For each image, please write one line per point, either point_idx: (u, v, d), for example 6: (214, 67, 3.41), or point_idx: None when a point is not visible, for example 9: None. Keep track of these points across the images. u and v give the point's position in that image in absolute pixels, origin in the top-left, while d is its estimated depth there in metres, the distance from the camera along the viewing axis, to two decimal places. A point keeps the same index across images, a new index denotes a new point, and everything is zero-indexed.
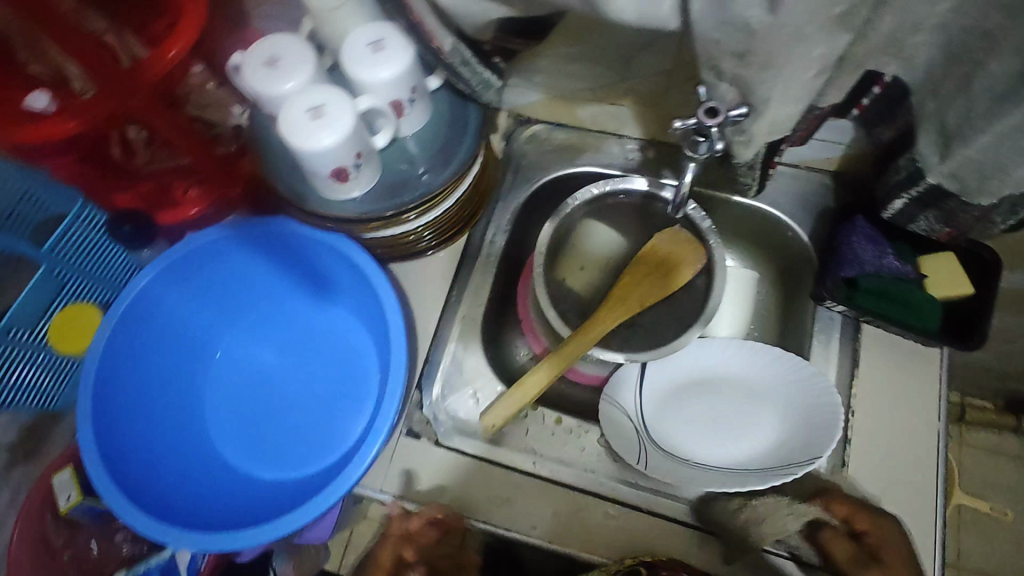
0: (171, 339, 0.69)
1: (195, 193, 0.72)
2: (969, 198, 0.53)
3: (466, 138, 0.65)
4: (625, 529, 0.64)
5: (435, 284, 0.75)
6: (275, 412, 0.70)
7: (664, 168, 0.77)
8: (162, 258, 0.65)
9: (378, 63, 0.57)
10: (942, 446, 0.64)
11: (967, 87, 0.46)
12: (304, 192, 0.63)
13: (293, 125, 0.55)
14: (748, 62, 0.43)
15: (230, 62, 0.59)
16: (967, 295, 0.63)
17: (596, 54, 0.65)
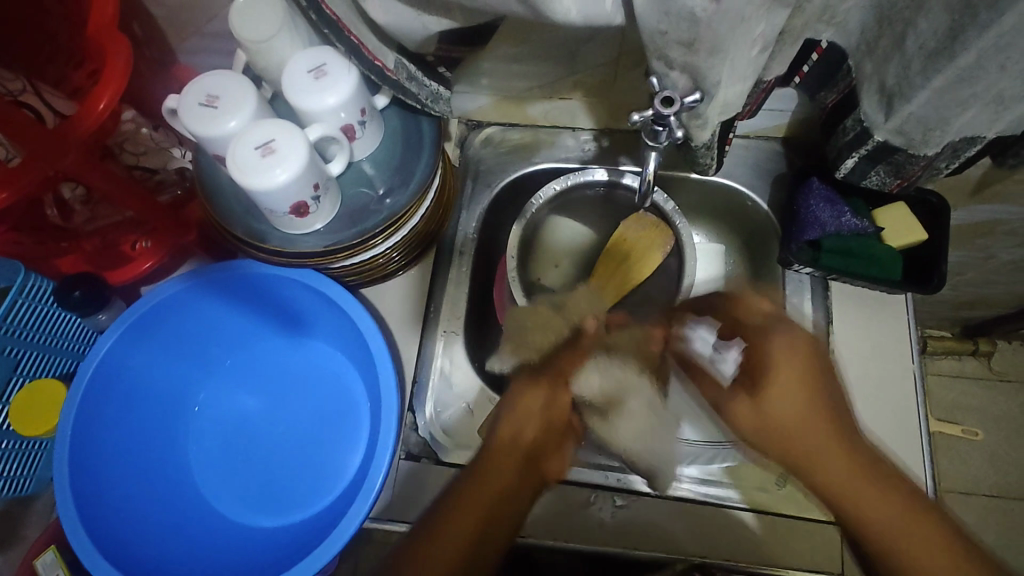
0: (143, 400, 0.66)
1: (145, 245, 0.70)
2: (914, 150, 0.55)
3: (424, 153, 0.64)
4: (639, 518, 0.64)
5: (411, 302, 0.74)
6: (265, 458, 0.68)
7: (622, 155, 0.78)
8: (121, 319, 0.62)
9: (324, 90, 0.55)
10: (919, 386, 0.67)
11: (901, 47, 0.48)
12: (263, 231, 0.61)
13: (242, 164, 0.53)
14: (696, 49, 0.44)
15: (165, 106, 0.56)
16: (922, 241, 0.66)
17: (539, 53, 0.65)
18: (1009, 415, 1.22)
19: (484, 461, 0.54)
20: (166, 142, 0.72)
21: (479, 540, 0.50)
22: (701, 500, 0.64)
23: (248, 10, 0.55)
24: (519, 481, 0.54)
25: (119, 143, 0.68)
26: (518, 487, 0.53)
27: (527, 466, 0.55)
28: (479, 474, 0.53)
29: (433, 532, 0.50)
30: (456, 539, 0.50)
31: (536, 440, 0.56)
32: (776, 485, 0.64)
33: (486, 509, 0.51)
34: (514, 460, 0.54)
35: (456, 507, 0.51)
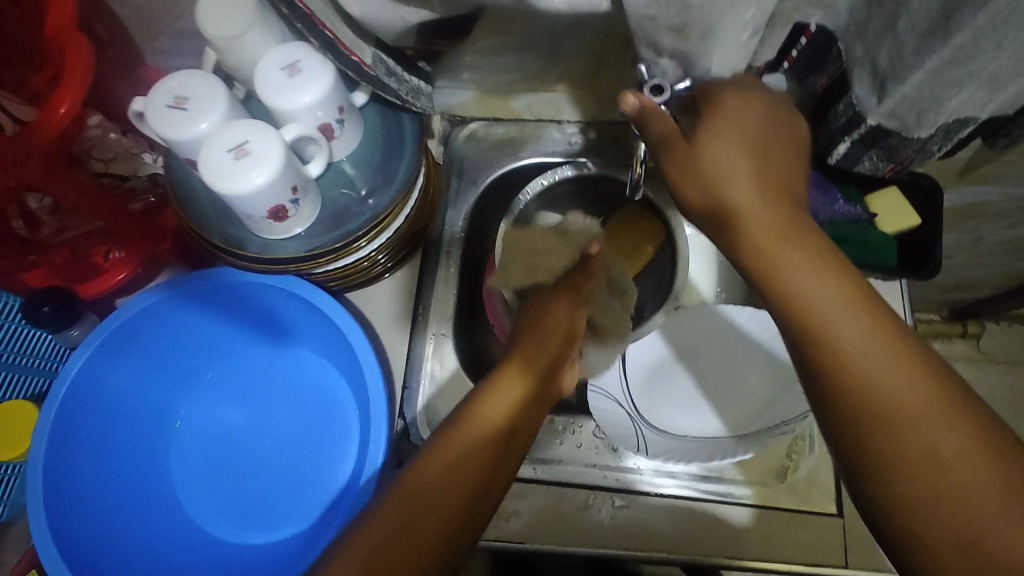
0: (122, 417, 0.63)
1: (118, 255, 0.67)
2: (908, 132, 0.54)
3: (406, 150, 0.62)
4: (640, 517, 0.63)
5: (398, 306, 0.72)
6: (252, 473, 0.65)
7: (609, 149, 0.76)
8: (94, 335, 0.59)
9: (299, 88, 0.53)
10: None
11: (893, 27, 0.47)
12: (241, 237, 0.59)
13: (215, 168, 0.50)
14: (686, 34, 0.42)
15: (131, 110, 0.54)
16: (916, 225, 0.65)
17: (521, 44, 0.63)
18: (1000, 395, 1.22)
19: (481, 400, 0.51)
20: (135, 148, 0.68)
21: (471, 489, 0.45)
22: (700, 497, 0.63)
23: (214, 6, 0.52)
24: (514, 427, 0.50)
25: (85, 150, 0.63)
26: (516, 437, 0.50)
27: (526, 408, 0.52)
28: (474, 414, 0.50)
29: (421, 472, 0.46)
30: (450, 484, 0.45)
31: (542, 365, 0.55)
32: (777, 478, 0.63)
33: (486, 457, 0.47)
34: (512, 396, 0.52)
35: (451, 441, 0.48)
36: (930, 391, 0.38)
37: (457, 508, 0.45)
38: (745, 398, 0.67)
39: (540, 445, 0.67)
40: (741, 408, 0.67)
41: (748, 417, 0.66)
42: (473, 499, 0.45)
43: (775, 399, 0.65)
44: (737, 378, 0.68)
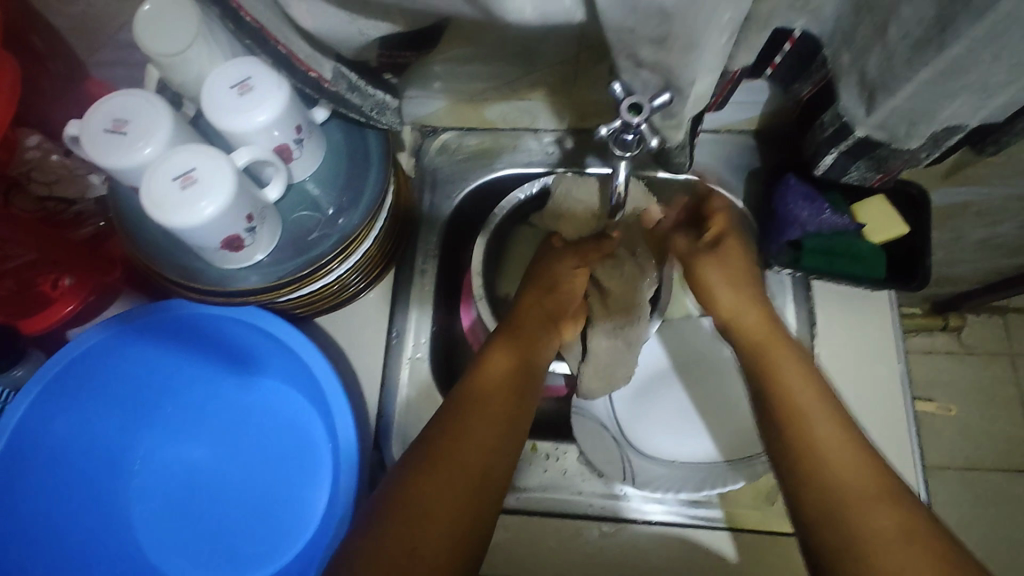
0: (74, 462, 0.59)
1: (67, 283, 0.62)
2: (898, 144, 0.52)
3: (372, 168, 0.58)
4: (630, 546, 0.60)
5: (370, 330, 0.68)
6: (219, 513, 0.62)
7: (588, 154, 0.73)
8: (36, 379, 0.55)
9: (249, 107, 0.49)
10: (906, 385, 0.65)
11: (883, 34, 0.44)
12: (197, 269, 0.55)
13: (159, 200, 0.46)
14: (668, 46, 0.38)
15: (66, 134, 0.49)
16: (905, 233, 0.63)
17: (492, 53, 0.59)
18: (981, 388, 1.18)
19: (463, 413, 0.51)
20: (80, 169, 0.62)
21: (468, 504, 0.46)
22: (690, 522, 0.61)
23: (154, 19, 0.48)
24: (503, 438, 0.51)
25: (24, 172, 0.58)
26: (507, 442, 0.51)
27: (512, 412, 0.53)
28: (464, 427, 0.50)
29: (404, 494, 0.46)
30: (443, 500, 0.46)
31: (529, 352, 0.58)
32: (767, 501, 0.61)
33: (474, 473, 0.48)
34: (499, 403, 0.52)
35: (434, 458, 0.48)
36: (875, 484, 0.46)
37: (460, 524, 0.45)
38: (726, 430, 0.65)
39: (523, 473, 0.64)
40: (723, 441, 0.64)
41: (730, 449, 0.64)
42: (473, 508, 0.46)
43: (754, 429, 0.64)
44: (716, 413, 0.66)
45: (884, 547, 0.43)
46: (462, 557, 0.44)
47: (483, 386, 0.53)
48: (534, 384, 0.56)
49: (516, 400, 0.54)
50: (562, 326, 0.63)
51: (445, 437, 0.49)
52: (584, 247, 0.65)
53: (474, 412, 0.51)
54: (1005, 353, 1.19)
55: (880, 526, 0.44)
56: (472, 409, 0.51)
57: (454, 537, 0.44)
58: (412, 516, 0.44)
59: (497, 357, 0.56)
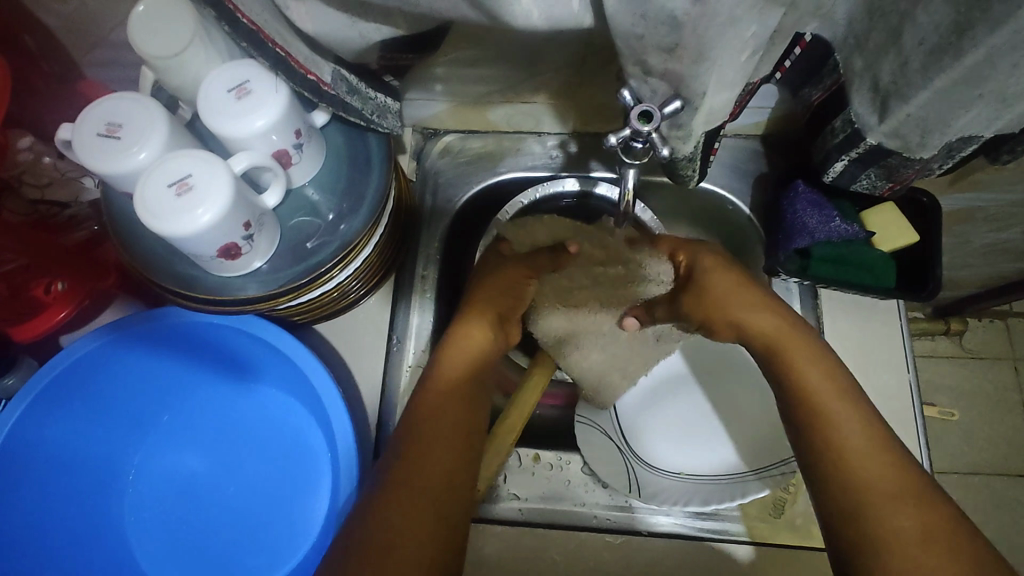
0: (65, 473, 0.58)
1: (60, 288, 0.61)
2: (910, 153, 0.51)
3: (374, 173, 0.57)
4: (635, 561, 0.59)
5: (369, 337, 0.67)
6: (214, 523, 0.60)
7: (591, 160, 0.72)
8: (27, 389, 0.54)
9: (247, 112, 0.47)
10: (916, 396, 0.63)
11: (898, 41, 0.43)
12: (194, 276, 0.53)
13: (154, 207, 0.45)
14: (678, 55, 0.37)
15: (58, 138, 0.48)
16: (915, 242, 0.62)
17: (495, 56, 0.58)
18: (983, 392, 1.17)
19: (426, 419, 0.51)
20: (73, 171, 0.61)
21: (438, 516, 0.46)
22: (696, 535, 0.60)
23: (149, 19, 0.46)
24: (465, 440, 0.51)
25: (15, 176, 0.57)
26: (468, 442, 0.51)
27: (469, 415, 0.53)
28: (427, 432, 0.50)
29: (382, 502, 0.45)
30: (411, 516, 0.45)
31: (480, 355, 0.58)
32: (775, 514, 0.60)
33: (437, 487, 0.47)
34: (456, 406, 0.53)
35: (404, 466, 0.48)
36: (898, 478, 0.45)
37: (435, 528, 0.45)
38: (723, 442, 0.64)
39: (526, 484, 0.63)
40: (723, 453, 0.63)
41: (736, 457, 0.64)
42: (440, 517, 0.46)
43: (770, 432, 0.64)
44: (728, 414, 0.67)
45: (906, 545, 0.42)
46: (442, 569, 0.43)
47: (442, 391, 0.53)
48: (484, 387, 0.57)
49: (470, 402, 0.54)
50: (509, 327, 0.63)
51: (412, 445, 0.49)
52: (539, 258, 0.68)
53: (434, 417, 0.51)
54: (1007, 357, 1.18)
55: (901, 525, 0.43)
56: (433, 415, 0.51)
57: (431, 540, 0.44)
58: (391, 524, 0.44)
59: (450, 363, 0.56)
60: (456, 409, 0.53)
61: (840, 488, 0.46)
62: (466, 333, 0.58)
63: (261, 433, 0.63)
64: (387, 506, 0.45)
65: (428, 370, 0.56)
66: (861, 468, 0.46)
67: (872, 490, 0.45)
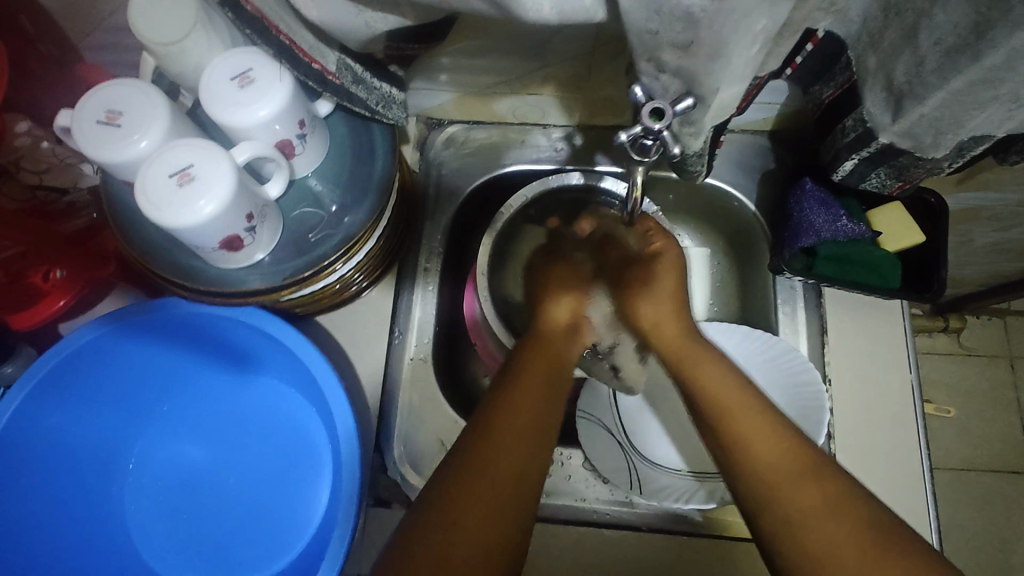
0: (66, 461, 0.58)
1: (59, 276, 0.60)
2: (922, 153, 0.50)
3: (377, 164, 0.56)
4: (634, 554, 0.59)
5: (371, 329, 0.66)
6: (216, 512, 0.60)
7: (597, 153, 0.72)
8: (28, 376, 0.53)
9: (250, 101, 0.47)
10: (917, 396, 0.63)
11: (914, 39, 0.42)
12: (194, 267, 0.53)
13: (156, 198, 0.44)
14: (692, 53, 0.36)
15: (56, 124, 0.47)
16: (921, 242, 0.61)
17: (501, 47, 0.57)
18: (980, 389, 1.17)
19: (496, 414, 0.46)
20: (72, 157, 0.60)
21: (505, 506, 0.42)
22: (695, 530, 0.60)
23: (150, 5, 0.45)
24: (541, 443, 0.46)
25: (12, 161, 0.55)
26: (542, 443, 0.46)
27: (542, 415, 0.47)
28: (500, 431, 0.45)
29: (440, 511, 0.41)
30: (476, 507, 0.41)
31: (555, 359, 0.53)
32: None
33: (507, 477, 0.43)
34: (530, 403, 0.47)
35: (473, 461, 0.43)
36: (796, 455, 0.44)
37: (499, 533, 0.41)
38: None
39: None
40: None
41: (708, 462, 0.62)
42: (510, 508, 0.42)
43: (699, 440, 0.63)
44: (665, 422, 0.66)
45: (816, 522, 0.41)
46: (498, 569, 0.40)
47: (518, 387, 0.48)
48: (563, 387, 0.51)
49: (545, 397, 0.49)
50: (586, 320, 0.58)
51: (478, 440, 0.45)
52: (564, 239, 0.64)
53: (507, 412, 0.46)
54: (1004, 355, 1.18)
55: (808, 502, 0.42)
56: (502, 412, 0.46)
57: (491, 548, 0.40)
58: (444, 527, 0.40)
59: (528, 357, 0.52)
60: (536, 396, 0.48)
61: (748, 477, 0.45)
62: (538, 340, 0.55)
63: (263, 424, 0.63)
64: (445, 508, 0.41)
65: (504, 371, 0.51)
66: (760, 453, 0.45)
67: (774, 475, 0.44)
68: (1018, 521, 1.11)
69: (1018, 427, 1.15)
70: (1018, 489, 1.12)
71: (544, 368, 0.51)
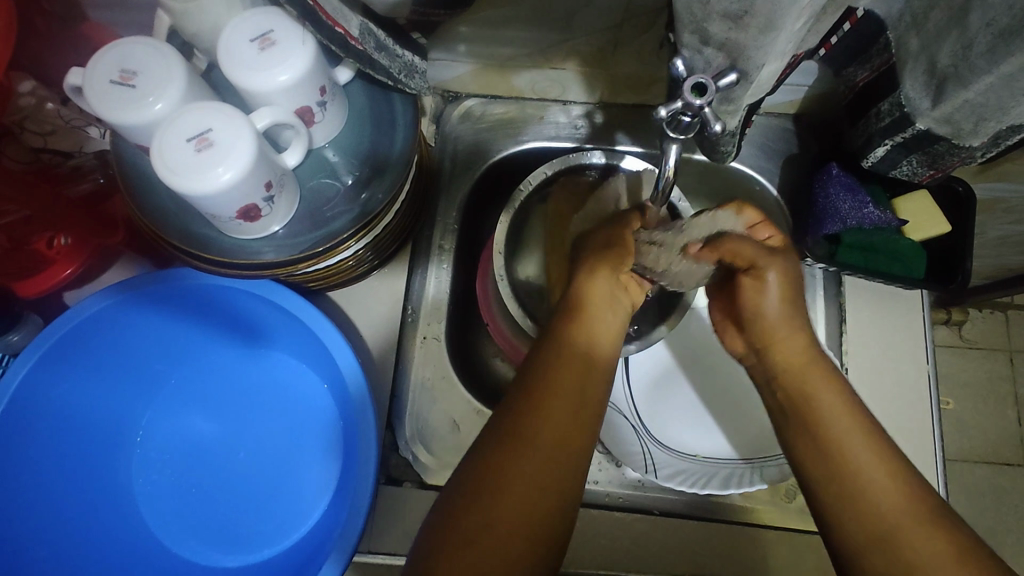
0: (73, 429, 0.57)
1: (64, 243, 0.58)
2: (959, 140, 0.49)
3: (397, 134, 0.54)
4: (648, 535, 0.59)
5: (384, 305, 0.65)
6: (225, 489, 0.60)
7: (618, 132, 0.70)
8: (39, 341, 0.53)
9: (271, 65, 0.45)
10: (934, 389, 0.63)
11: (963, 19, 0.41)
12: (206, 237, 0.51)
13: (172, 161, 0.42)
14: (743, 24, 0.35)
15: (66, 83, 0.45)
16: (947, 232, 0.61)
17: (526, 15, 0.55)
18: (978, 381, 1.17)
19: (531, 403, 0.44)
20: (78, 120, 0.59)
21: (535, 495, 0.41)
22: (708, 516, 0.61)
23: None
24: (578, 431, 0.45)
25: (17, 121, 0.56)
26: (576, 433, 0.44)
27: (581, 408, 0.45)
28: (536, 417, 0.44)
29: (468, 502, 0.40)
30: (512, 494, 0.41)
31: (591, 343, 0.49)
32: (786, 499, 0.61)
33: (543, 467, 0.42)
34: (565, 391, 0.45)
35: (507, 446, 0.42)
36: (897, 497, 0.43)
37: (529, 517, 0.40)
38: (737, 430, 0.64)
39: None
40: (737, 439, 0.63)
41: (719, 446, 0.63)
42: (541, 498, 0.41)
43: (727, 404, 0.65)
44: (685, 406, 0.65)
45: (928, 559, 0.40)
46: (526, 555, 0.39)
47: (556, 374, 0.46)
48: (602, 374, 0.48)
49: (583, 379, 0.47)
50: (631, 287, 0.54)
51: (514, 429, 0.43)
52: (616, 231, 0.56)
53: (547, 402, 0.44)
54: (1003, 349, 1.19)
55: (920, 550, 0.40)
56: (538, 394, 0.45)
57: (527, 540, 0.40)
58: (471, 518, 0.39)
59: (570, 341, 0.49)
60: (578, 387, 0.46)
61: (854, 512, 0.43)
62: (575, 316, 0.51)
63: (274, 397, 0.62)
64: (475, 497, 0.40)
65: (541, 347, 0.49)
66: (863, 492, 0.43)
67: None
68: (1010, 512, 1.12)
69: (1015, 421, 1.15)
70: (1012, 482, 1.13)
71: (581, 353, 0.48)
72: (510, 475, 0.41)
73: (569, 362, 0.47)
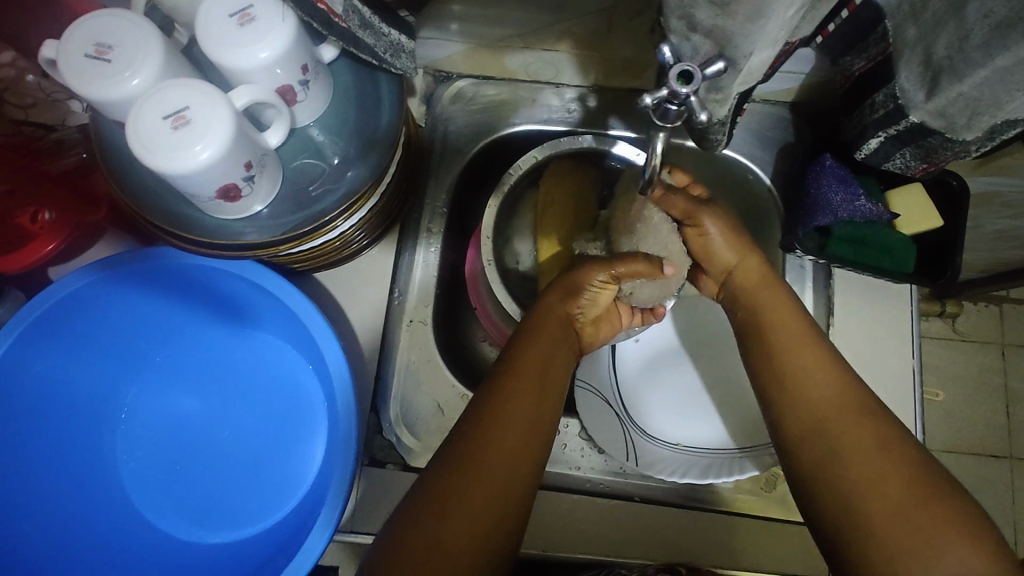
0: (57, 405, 0.57)
1: (48, 218, 0.57)
2: (952, 134, 0.48)
3: (383, 112, 0.53)
4: (628, 521, 0.60)
5: (371, 287, 0.65)
6: (210, 467, 0.60)
7: (611, 117, 0.68)
8: (20, 318, 0.53)
9: (250, 41, 0.44)
10: (918, 383, 0.63)
11: (961, 10, 0.40)
12: (189, 217, 0.51)
13: (147, 139, 0.42)
14: (729, 11, 0.34)
15: (41, 56, 0.44)
16: (938, 227, 0.60)
17: None
18: (968, 373, 1.18)
19: (497, 395, 0.45)
20: (60, 93, 0.57)
21: (503, 483, 0.41)
22: (688, 503, 0.61)
23: None
24: (531, 443, 0.44)
25: None
26: (541, 424, 0.45)
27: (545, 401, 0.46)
28: (504, 409, 0.44)
29: (438, 489, 0.40)
30: (479, 481, 0.41)
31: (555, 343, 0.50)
32: (766, 488, 0.62)
33: (510, 457, 0.42)
34: (528, 384, 0.46)
35: (474, 435, 0.43)
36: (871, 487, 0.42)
37: (496, 505, 0.40)
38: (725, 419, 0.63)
39: None
40: (724, 428, 0.63)
41: (703, 435, 0.63)
42: (509, 486, 0.41)
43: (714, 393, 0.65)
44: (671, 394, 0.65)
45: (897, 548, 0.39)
46: (493, 541, 0.39)
47: (521, 368, 0.47)
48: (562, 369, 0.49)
49: (538, 391, 0.46)
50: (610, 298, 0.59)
51: (482, 420, 0.43)
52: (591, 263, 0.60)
53: (513, 393, 0.45)
54: (995, 342, 1.19)
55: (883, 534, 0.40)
56: (494, 407, 0.44)
57: (477, 552, 0.39)
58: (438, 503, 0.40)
59: (537, 338, 0.49)
60: (542, 382, 0.47)
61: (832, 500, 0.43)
62: (543, 318, 0.52)
63: (258, 377, 0.62)
64: (446, 482, 0.40)
65: (508, 346, 0.49)
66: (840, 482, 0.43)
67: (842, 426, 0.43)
68: (992, 503, 1.13)
69: (1002, 414, 1.16)
70: (995, 473, 1.14)
71: (546, 349, 0.49)
72: (462, 485, 0.40)
73: (535, 360, 0.48)
